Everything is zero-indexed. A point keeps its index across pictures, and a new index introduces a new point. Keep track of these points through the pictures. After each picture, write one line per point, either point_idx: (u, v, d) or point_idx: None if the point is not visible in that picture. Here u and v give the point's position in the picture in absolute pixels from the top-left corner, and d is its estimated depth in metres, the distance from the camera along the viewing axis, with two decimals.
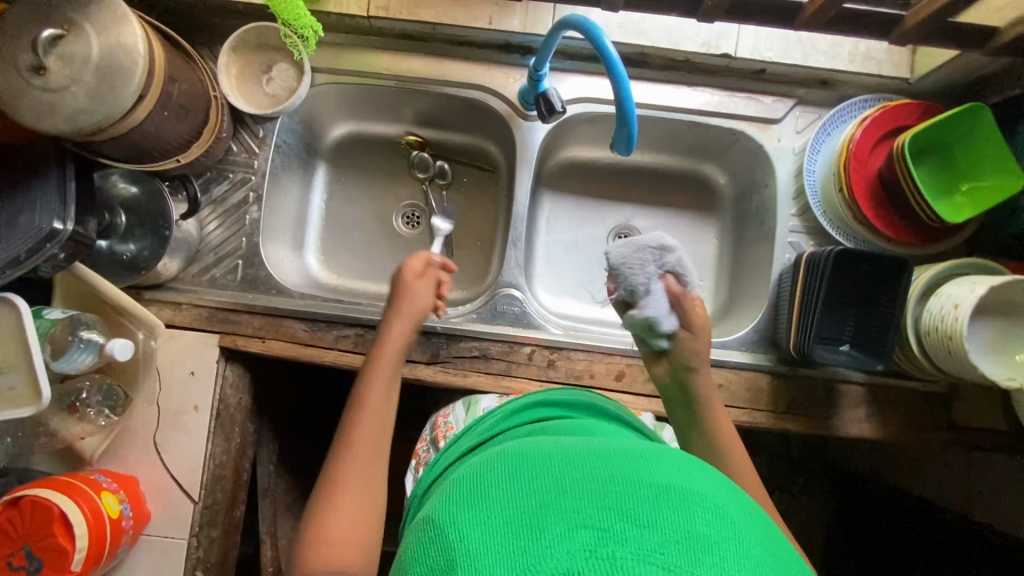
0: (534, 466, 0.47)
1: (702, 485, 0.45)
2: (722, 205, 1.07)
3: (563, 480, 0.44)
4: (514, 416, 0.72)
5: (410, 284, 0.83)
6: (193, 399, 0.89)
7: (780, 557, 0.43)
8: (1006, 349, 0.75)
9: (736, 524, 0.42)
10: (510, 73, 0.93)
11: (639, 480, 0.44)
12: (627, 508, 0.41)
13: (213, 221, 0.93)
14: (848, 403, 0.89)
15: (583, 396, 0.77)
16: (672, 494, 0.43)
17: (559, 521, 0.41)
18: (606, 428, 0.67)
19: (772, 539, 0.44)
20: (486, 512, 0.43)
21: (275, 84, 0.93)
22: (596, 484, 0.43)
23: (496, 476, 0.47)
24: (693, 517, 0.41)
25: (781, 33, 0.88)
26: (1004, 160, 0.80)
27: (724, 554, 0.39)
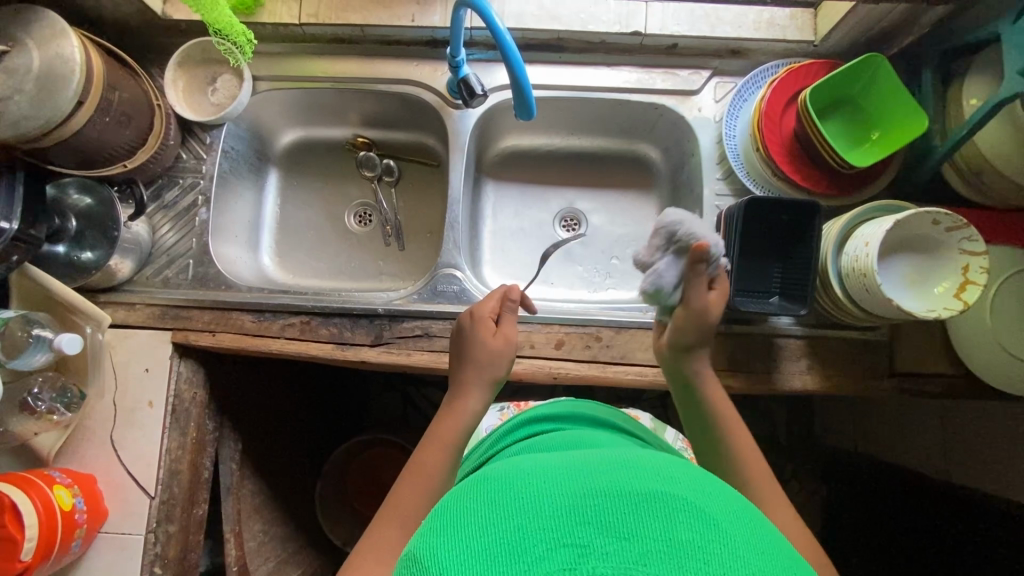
0: (514, 483, 0.45)
1: (682, 485, 0.43)
2: (659, 181, 1.11)
3: (542, 496, 0.42)
4: (515, 435, 0.76)
5: (492, 341, 0.75)
6: (147, 394, 0.91)
7: (770, 546, 0.42)
8: (923, 283, 0.76)
9: (720, 522, 0.41)
10: (436, 67, 1.00)
11: (618, 487, 0.42)
12: (605, 519, 0.40)
13: (165, 225, 0.98)
14: (788, 356, 0.90)
15: (580, 408, 0.80)
16: (652, 499, 0.41)
17: (540, 542, 0.39)
18: (598, 436, 0.70)
19: (765, 534, 0.43)
20: (463, 536, 0.41)
21: (219, 94, 0.99)
22: (575, 497, 0.42)
23: (478, 498, 0.44)
24: (676, 522, 0.40)
25: (688, 8, 0.94)
26: (905, 103, 0.82)
27: (709, 557, 0.38)
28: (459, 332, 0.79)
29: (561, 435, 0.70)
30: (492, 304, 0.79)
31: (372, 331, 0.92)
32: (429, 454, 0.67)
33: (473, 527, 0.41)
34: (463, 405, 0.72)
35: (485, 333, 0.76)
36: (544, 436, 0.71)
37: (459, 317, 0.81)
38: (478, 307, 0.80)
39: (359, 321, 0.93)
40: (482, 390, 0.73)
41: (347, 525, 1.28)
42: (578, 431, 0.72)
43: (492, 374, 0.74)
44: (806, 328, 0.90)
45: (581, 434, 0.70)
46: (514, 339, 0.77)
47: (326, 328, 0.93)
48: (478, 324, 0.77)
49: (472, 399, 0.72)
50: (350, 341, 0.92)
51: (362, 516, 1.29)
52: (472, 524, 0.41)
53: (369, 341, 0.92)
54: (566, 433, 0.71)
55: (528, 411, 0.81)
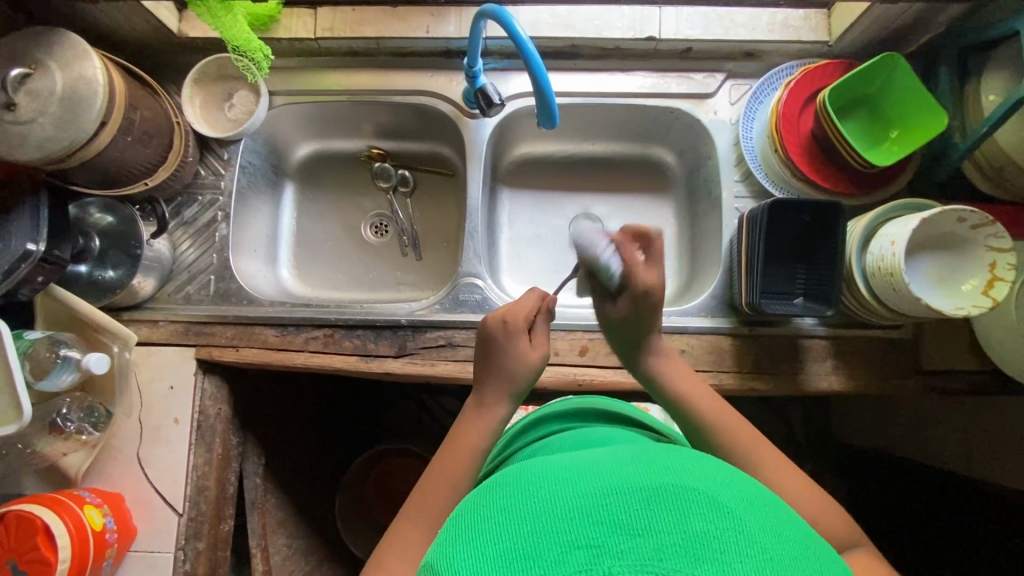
0: (526, 489, 0.46)
1: (692, 478, 0.44)
2: (675, 184, 1.11)
3: (553, 499, 0.43)
4: (527, 436, 0.76)
5: (528, 353, 0.73)
6: (173, 412, 0.91)
7: (789, 534, 0.41)
8: (950, 281, 0.76)
9: (733, 511, 0.41)
10: (452, 78, 1.00)
11: (628, 484, 0.42)
12: (618, 517, 0.40)
13: (186, 242, 0.98)
14: (813, 356, 0.90)
15: (589, 403, 0.79)
16: (663, 495, 0.41)
17: (553, 546, 0.39)
18: (612, 431, 0.69)
19: (779, 521, 0.42)
20: (480, 547, 0.41)
21: (236, 110, 1.00)
22: (587, 497, 0.42)
23: (492, 508, 0.45)
24: (687, 515, 0.40)
25: (701, 12, 0.94)
26: (924, 101, 0.82)
27: (723, 548, 0.38)
28: (489, 339, 0.74)
29: (575, 432, 0.69)
30: (528, 312, 0.76)
31: (395, 342, 0.92)
32: (463, 464, 0.67)
33: (490, 538, 0.42)
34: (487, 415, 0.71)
35: (525, 346, 0.73)
36: (559, 435, 0.70)
37: (497, 317, 0.74)
38: (514, 314, 0.75)
39: (382, 333, 0.93)
40: (509, 399, 0.72)
41: (369, 535, 1.27)
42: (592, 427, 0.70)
43: (523, 384, 0.72)
44: (830, 328, 0.90)
45: (598, 431, 0.68)
46: (546, 351, 0.76)
47: (349, 340, 0.93)
48: (517, 334, 0.73)
49: (500, 410, 0.71)
50: (374, 353, 0.92)
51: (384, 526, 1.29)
52: (488, 535, 0.42)
53: (392, 352, 0.92)
54: (581, 431, 0.69)
55: (539, 411, 0.80)
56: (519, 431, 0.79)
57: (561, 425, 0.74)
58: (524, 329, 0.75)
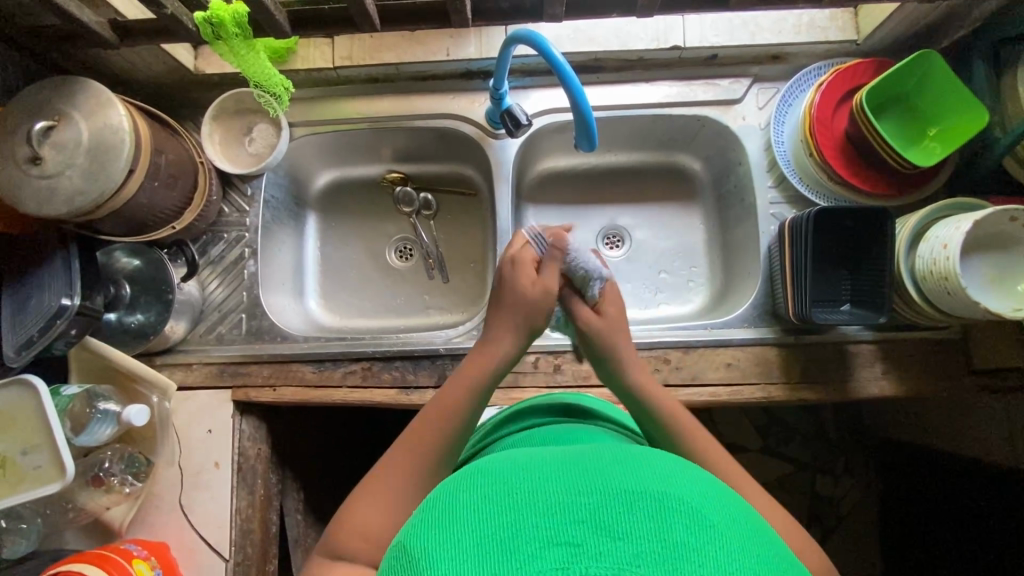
0: (506, 475, 0.44)
1: (678, 483, 0.42)
2: (702, 191, 1.09)
3: (536, 491, 0.41)
4: (501, 428, 0.73)
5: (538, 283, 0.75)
6: (213, 455, 0.90)
7: (770, 553, 0.40)
8: (1005, 282, 0.74)
9: (717, 522, 0.39)
10: (474, 98, 0.99)
11: (612, 484, 0.40)
12: (600, 518, 0.38)
13: (213, 280, 0.97)
14: (861, 362, 0.88)
15: (564, 399, 0.77)
16: (651, 500, 0.39)
17: (530, 538, 0.37)
18: (590, 431, 0.66)
19: (764, 541, 0.40)
20: (452, 528, 0.39)
21: (257, 144, 0.99)
22: (571, 493, 0.40)
23: (467, 489, 0.43)
24: (670, 523, 0.38)
25: (725, 18, 0.92)
26: (964, 99, 0.81)
27: (705, 561, 0.36)
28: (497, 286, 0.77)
29: (559, 425, 0.67)
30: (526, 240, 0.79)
31: (434, 372, 0.90)
32: None
33: (463, 517, 0.40)
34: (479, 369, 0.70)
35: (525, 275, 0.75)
36: (544, 427, 0.68)
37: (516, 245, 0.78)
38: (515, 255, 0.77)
39: (420, 362, 0.91)
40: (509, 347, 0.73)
41: None
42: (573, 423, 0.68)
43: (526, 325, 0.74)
44: (876, 332, 0.88)
45: (582, 427, 0.67)
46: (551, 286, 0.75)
47: (388, 373, 0.91)
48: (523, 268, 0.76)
49: (510, 342, 0.73)
50: (413, 384, 0.90)
51: None
52: (465, 517, 0.40)
53: (433, 382, 0.90)
54: (560, 424, 0.68)
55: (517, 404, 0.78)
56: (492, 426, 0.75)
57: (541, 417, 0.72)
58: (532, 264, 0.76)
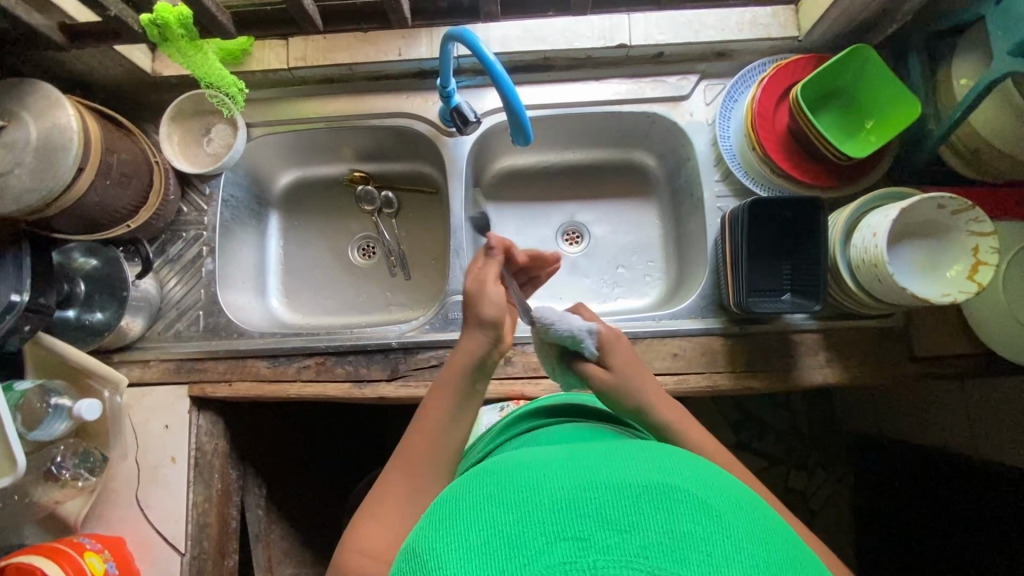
0: (511, 477, 0.44)
1: (681, 477, 0.42)
2: (657, 186, 1.11)
3: (540, 490, 0.41)
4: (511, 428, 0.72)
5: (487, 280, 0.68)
6: (170, 451, 0.91)
7: (776, 540, 0.40)
8: (936, 268, 0.75)
9: (721, 512, 0.39)
10: (428, 98, 1.01)
11: (617, 479, 0.41)
12: (605, 512, 0.38)
13: (172, 279, 0.98)
14: (806, 351, 0.89)
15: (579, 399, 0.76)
16: (654, 493, 0.40)
17: (538, 535, 0.37)
18: (601, 429, 0.65)
19: (771, 529, 0.41)
20: (462, 531, 0.40)
21: (215, 144, 1.01)
22: (574, 489, 0.40)
23: (474, 494, 0.43)
24: (675, 514, 0.38)
25: (670, 16, 0.94)
26: (897, 91, 0.83)
27: (711, 550, 0.36)
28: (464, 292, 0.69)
29: (567, 427, 0.66)
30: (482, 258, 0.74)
31: (387, 366, 0.91)
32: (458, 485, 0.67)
33: (472, 521, 0.40)
34: (447, 380, 0.66)
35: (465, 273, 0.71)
36: (552, 427, 0.67)
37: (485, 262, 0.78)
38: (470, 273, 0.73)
39: (373, 357, 0.92)
40: (477, 338, 0.66)
41: None
42: (587, 423, 0.67)
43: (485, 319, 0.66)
44: (820, 321, 0.90)
45: (593, 426, 0.66)
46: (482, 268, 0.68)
47: (341, 367, 0.92)
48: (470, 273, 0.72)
49: (474, 341, 0.66)
50: (366, 378, 0.91)
51: None
52: (473, 521, 0.40)
53: (385, 376, 0.91)
54: (567, 423, 0.67)
55: (528, 404, 0.77)
56: (503, 424, 0.76)
57: (549, 416, 0.71)
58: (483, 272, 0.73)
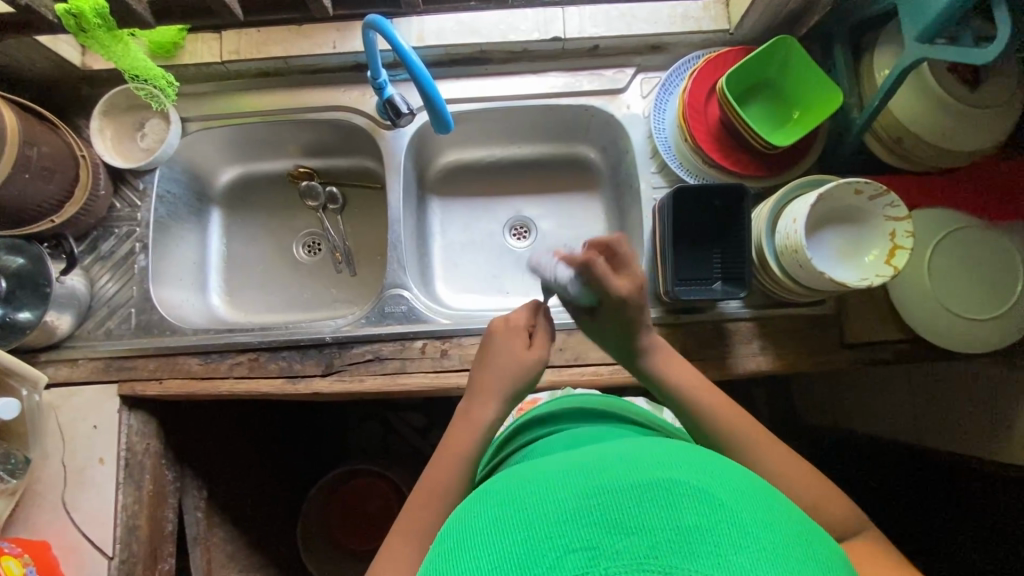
0: (515, 494, 0.44)
1: (680, 469, 0.42)
2: (602, 180, 1.12)
3: (544, 505, 0.41)
4: (519, 440, 0.73)
5: (522, 351, 0.73)
6: (97, 451, 0.89)
7: (785, 518, 0.40)
8: (855, 252, 0.77)
9: (724, 500, 0.39)
10: (364, 91, 1.00)
11: (619, 481, 0.41)
12: (610, 516, 0.38)
13: (104, 276, 0.96)
14: (741, 339, 0.90)
15: (586, 401, 0.76)
16: (656, 489, 0.39)
17: (546, 551, 0.37)
18: (604, 430, 0.65)
19: (777, 511, 0.40)
20: (473, 553, 0.40)
21: (149, 138, 0.99)
22: (576, 499, 0.40)
23: (481, 515, 0.43)
24: (678, 508, 0.38)
25: (604, 9, 0.95)
26: (820, 81, 0.85)
27: (718, 540, 0.36)
28: (489, 351, 0.74)
29: (560, 435, 0.66)
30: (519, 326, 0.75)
31: (322, 361, 0.90)
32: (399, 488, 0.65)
33: (480, 548, 0.40)
34: (455, 448, 0.67)
35: (517, 347, 0.73)
36: (550, 436, 0.67)
37: (487, 330, 0.79)
38: (510, 341, 0.74)
39: (307, 352, 0.91)
40: (499, 398, 0.71)
41: (333, 560, 1.24)
42: (585, 425, 0.67)
43: (514, 383, 0.72)
44: (754, 309, 0.91)
45: (592, 428, 0.66)
46: (542, 352, 0.75)
47: (274, 363, 0.91)
48: (508, 334, 0.74)
49: (490, 405, 0.70)
50: (300, 374, 0.90)
51: (345, 551, 1.25)
52: (482, 546, 0.40)
53: (319, 371, 0.90)
54: (571, 429, 0.67)
55: (534, 412, 0.78)
56: (508, 438, 0.77)
57: (555, 423, 0.71)
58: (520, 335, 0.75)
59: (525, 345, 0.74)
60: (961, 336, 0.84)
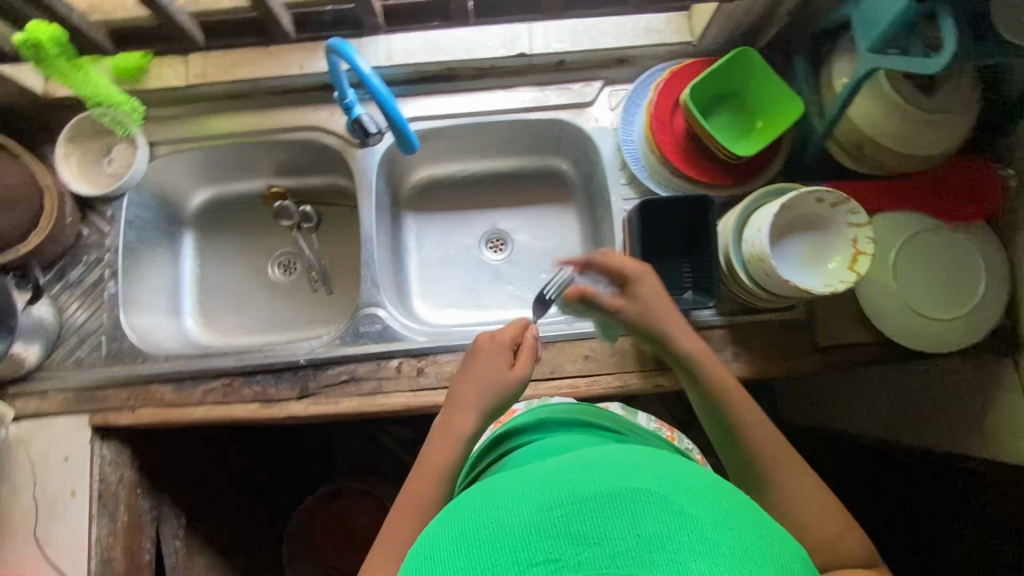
0: (482, 505, 0.44)
1: (644, 477, 0.42)
2: (575, 191, 1.12)
3: (511, 518, 0.41)
4: (497, 449, 0.73)
5: (506, 369, 0.73)
6: (70, 484, 0.87)
7: (746, 521, 0.40)
8: (819, 260, 0.78)
9: (685, 506, 0.39)
10: (334, 111, 1.00)
11: (583, 491, 0.41)
12: (573, 528, 0.38)
13: (73, 305, 0.95)
14: (714, 346, 0.91)
15: (565, 408, 0.75)
16: (619, 499, 0.40)
17: (509, 566, 0.38)
18: (579, 437, 0.65)
19: (740, 514, 0.41)
20: (440, 569, 0.40)
21: (116, 164, 0.99)
22: (541, 511, 0.40)
23: (450, 528, 0.44)
24: (639, 517, 0.38)
25: (569, 25, 0.97)
26: (781, 91, 0.86)
27: (677, 548, 0.36)
28: (472, 363, 0.73)
29: (534, 447, 0.65)
30: (506, 342, 0.74)
31: (296, 384, 0.89)
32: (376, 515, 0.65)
33: (446, 564, 0.40)
34: (433, 469, 0.66)
35: (501, 366, 0.72)
36: (525, 447, 0.67)
37: (473, 342, 0.77)
38: (494, 356, 0.73)
39: (282, 376, 0.90)
40: (476, 413, 0.70)
41: None
42: (561, 436, 0.66)
43: (494, 401, 0.71)
44: (726, 317, 0.92)
45: (567, 438, 0.66)
46: (525, 373, 0.74)
47: (248, 388, 0.90)
48: (495, 349, 0.74)
49: (467, 421, 0.69)
50: (274, 398, 0.89)
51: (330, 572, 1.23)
52: (449, 562, 0.40)
53: (294, 395, 0.89)
54: (547, 438, 0.67)
55: (513, 419, 0.78)
56: (486, 446, 0.77)
57: (532, 432, 0.71)
58: (505, 351, 0.74)
59: (508, 364, 0.74)
60: (921, 337, 0.87)
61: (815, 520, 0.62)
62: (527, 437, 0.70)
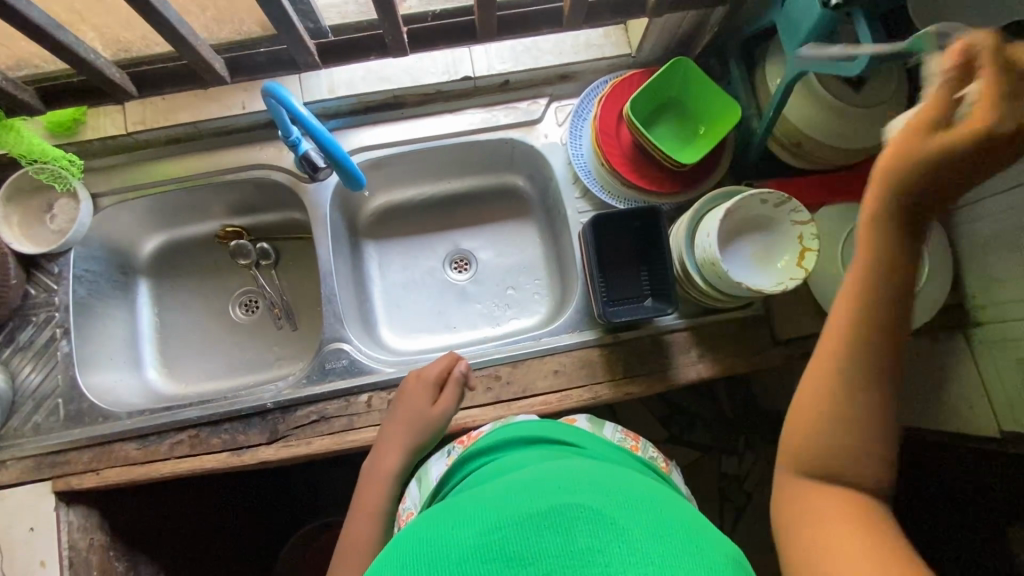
0: (436, 531, 0.48)
1: (580, 494, 0.47)
2: (533, 206, 1.13)
3: (459, 543, 0.45)
4: (460, 469, 0.73)
5: (428, 407, 0.82)
6: (39, 554, 0.84)
7: (673, 522, 0.46)
8: (769, 259, 0.81)
9: (616, 518, 0.45)
10: (282, 147, 1.00)
11: (523, 513, 0.46)
12: (513, 550, 0.43)
13: (27, 369, 0.92)
14: (679, 349, 0.92)
15: (522, 423, 0.76)
16: (555, 518, 0.45)
17: None
18: (535, 450, 0.67)
19: (668, 517, 0.46)
20: None
21: (59, 220, 0.95)
22: (486, 535, 0.45)
23: (405, 553, 0.47)
24: (574, 534, 0.44)
25: (509, 46, 0.99)
26: (719, 97, 0.89)
27: (607, 559, 0.42)
28: (401, 401, 0.84)
29: (492, 466, 0.66)
30: (429, 381, 0.84)
31: (266, 428, 0.88)
32: None
33: None
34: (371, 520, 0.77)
35: (423, 403, 0.82)
36: (485, 466, 0.68)
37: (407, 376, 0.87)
38: (418, 393, 0.83)
39: (251, 421, 0.89)
40: (402, 449, 0.81)
41: None
42: (518, 452, 0.68)
43: (417, 437, 0.81)
44: (687, 319, 0.94)
45: (525, 452, 0.67)
46: (448, 408, 0.83)
47: (217, 437, 0.88)
48: (419, 387, 0.83)
49: (394, 458, 0.80)
50: (244, 445, 0.88)
51: None
52: None
53: (264, 440, 0.88)
54: (505, 455, 0.68)
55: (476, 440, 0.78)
56: (448, 470, 0.76)
57: (491, 451, 0.71)
58: (429, 389, 0.83)
59: (432, 401, 0.83)
60: None
61: (833, 446, 0.48)
62: (486, 456, 0.71)
